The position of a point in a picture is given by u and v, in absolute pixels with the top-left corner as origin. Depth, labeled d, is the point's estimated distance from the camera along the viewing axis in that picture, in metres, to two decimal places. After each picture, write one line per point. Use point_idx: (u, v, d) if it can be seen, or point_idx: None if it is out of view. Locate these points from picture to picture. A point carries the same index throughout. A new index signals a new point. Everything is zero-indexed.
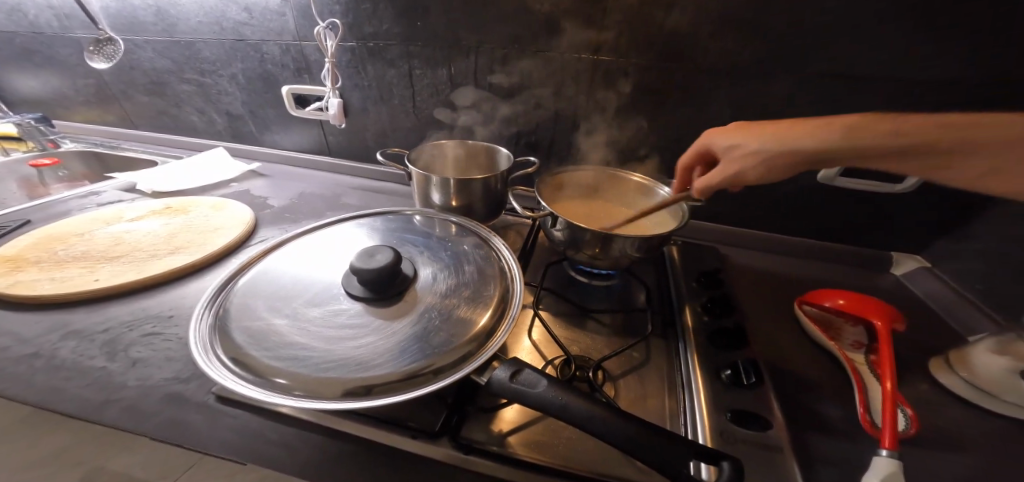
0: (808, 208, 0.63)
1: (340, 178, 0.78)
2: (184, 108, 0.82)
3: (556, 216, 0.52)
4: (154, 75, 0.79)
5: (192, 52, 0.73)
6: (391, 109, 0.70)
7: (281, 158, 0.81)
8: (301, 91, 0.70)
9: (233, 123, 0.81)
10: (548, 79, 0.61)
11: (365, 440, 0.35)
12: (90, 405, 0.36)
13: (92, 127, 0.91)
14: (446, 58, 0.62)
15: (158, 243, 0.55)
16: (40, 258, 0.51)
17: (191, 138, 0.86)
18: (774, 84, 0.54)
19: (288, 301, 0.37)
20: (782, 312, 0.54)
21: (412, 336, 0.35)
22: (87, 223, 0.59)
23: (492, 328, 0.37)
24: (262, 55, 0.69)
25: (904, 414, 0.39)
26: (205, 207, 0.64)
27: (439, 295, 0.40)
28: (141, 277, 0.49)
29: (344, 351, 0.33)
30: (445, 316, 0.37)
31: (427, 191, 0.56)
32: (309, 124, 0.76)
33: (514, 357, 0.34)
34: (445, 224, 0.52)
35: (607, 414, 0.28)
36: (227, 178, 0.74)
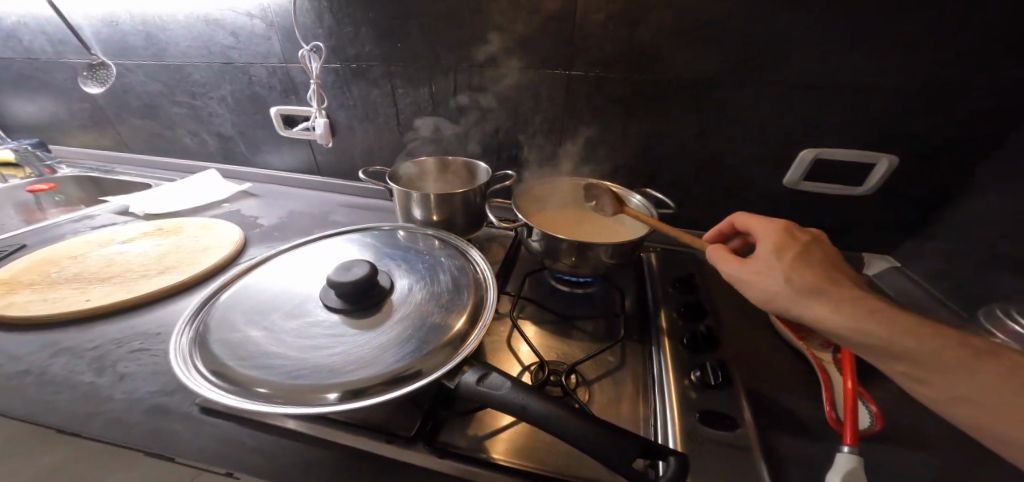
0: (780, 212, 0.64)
1: (329, 197, 0.80)
2: (176, 130, 0.84)
3: (532, 227, 0.54)
4: (146, 98, 0.81)
5: (183, 75, 0.75)
6: (376, 127, 0.72)
7: (272, 177, 0.83)
8: (289, 112, 0.73)
9: (224, 144, 0.83)
10: (524, 95, 0.63)
11: (343, 447, 0.36)
12: (76, 419, 0.38)
13: (88, 152, 0.94)
14: (425, 78, 0.65)
15: (148, 264, 0.57)
16: (33, 280, 0.53)
17: (184, 160, 0.88)
18: (739, 93, 0.56)
19: (268, 314, 0.39)
20: (756, 314, 0.56)
21: (385, 343, 0.36)
22: (79, 246, 0.61)
23: (465, 333, 0.39)
24: (249, 77, 0.71)
25: (869, 412, 0.40)
26: (196, 228, 0.65)
27: (414, 304, 0.42)
28: (131, 296, 0.51)
29: (319, 359, 0.34)
30: (419, 323, 0.39)
31: (409, 207, 0.58)
32: (298, 144, 0.79)
33: (483, 361, 0.35)
34: (425, 237, 0.54)
35: (565, 416, 0.29)
36: (218, 199, 0.76)
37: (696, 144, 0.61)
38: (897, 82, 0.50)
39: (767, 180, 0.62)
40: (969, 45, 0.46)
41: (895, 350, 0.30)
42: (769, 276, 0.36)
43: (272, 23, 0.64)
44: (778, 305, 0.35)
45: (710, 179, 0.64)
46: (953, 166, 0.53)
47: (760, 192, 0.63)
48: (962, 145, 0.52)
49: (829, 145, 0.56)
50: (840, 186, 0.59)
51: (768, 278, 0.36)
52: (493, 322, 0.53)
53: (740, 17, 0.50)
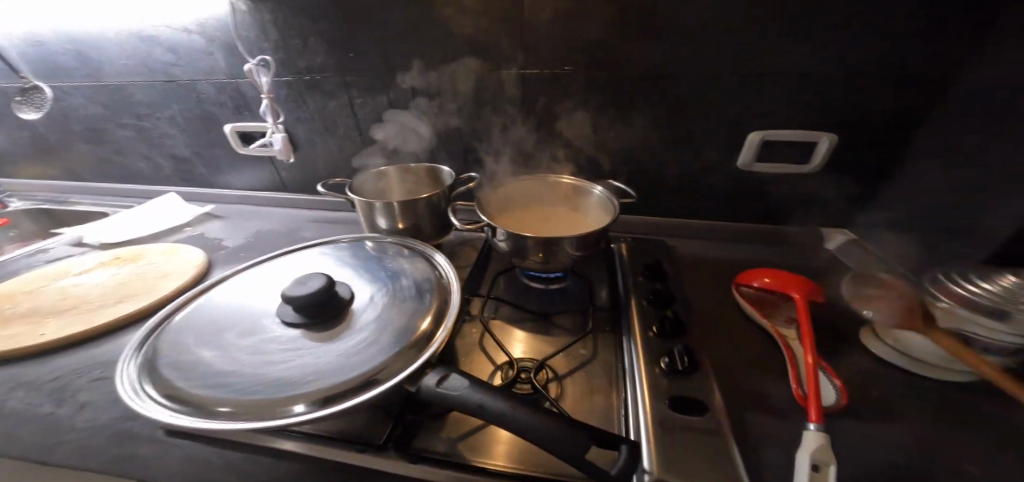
0: (742, 195, 0.66)
1: (296, 213, 0.78)
2: (128, 155, 0.81)
3: (496, 228, 0.53)
4: (92, 123, 0.78)
5: (126, 96, 0.72)
6: (336, 139, 0.71)
7: (235, 197, 0.81)
8: (245, 129, 0.71)
9: (181, 166, 0.81)
10: (481, 96, 0.63)
11: (313, 460, 0.35)
12: (39, 446, 0.36)
13: (38, 184, 0.90)
14: (380, 85, 0.64)
15: (106, 294, 0.55)
16: None
17: (141, 186, 0.85)
18: (689, 81, 0.56)
19: (223, 333, 0.38)
20: (725, 296, 0.57)
21: (345, 353, 0.36)
22: (31, 280, 0.58)
23: (428, 336, 0.38)
24: (198, 94, 0.69)
25: (833, 386, 0.38)
26: (157, 254, 0.63)
27: (376, 312, 0.41)
28: (89, 327, 0.49)
29: (275, 374, 0.33)
30: (380, 330, 0.38)
31: (373, 218, 0.57)
32: (258, 161, 0.77)
33: (447, 363, 0.35)
34: (388, 245, 0.53)
35: (524, 411, 0.29)
36: (179, 223, 0.74)
37: (654, 134, 0.62)
38: (834, 60, 0.51)
39: (726, 164, 0.63)
40: (895, 22, 0.47)
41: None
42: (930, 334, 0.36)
43: (214, 38, 0.62)
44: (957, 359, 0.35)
45: (671, 167, 0.65)
46: (896, 139, 0.55)
47: (720, 177, 0.64)
48: (901, 118, 0.53)
49: (780, 126, 0.57)
50: (787, 165, 0.61)
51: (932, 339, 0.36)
52: (463, 325, 0.53)
53: (680, 7, 0.51)
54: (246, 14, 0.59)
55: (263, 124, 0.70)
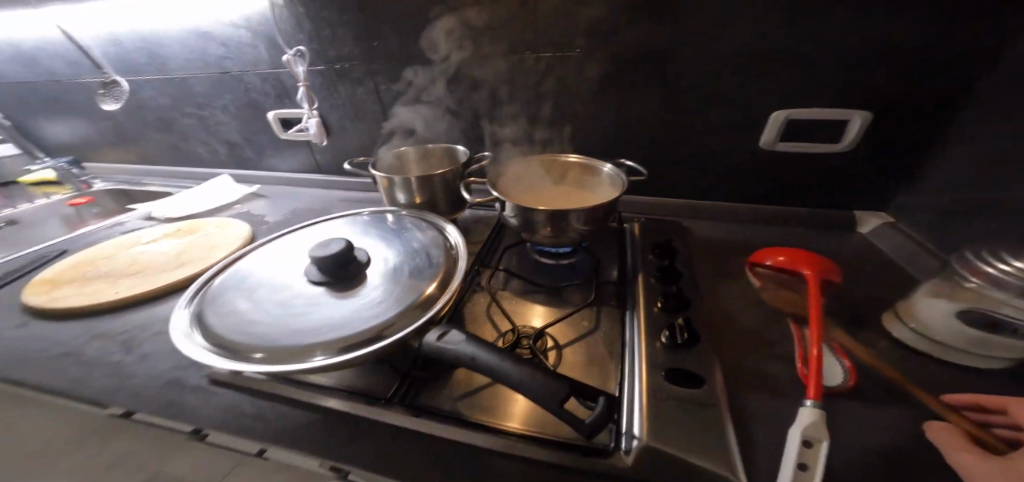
0: (765, 175, 0.63)
1: (328, 193, 0.85)
2: (190, 141, 0.92)
3: (506, 203, 0.55)
4: (161, 112, 0.89)
5: (187, 87, 0.82)
6: (363, 123, 0.76)
7: (276, 179, 0.89)
8: (286, 115, 0.78)
9: (232, 150, 0.90)
10: (495, 79, 0.65)
11: (327, 410, 0.39)
12: (108, 389, 0.44)
13: (119, 168, 1.04)
14: (401, 72, 0.68)
15: (170, 261, 0.63)
16: (74, 278, 0.60)
17: (200, 168, 0.96)
18: (703, 58, 0.55)
19: (258, 291, 0.43)
20: (738, 277, 0.55)
21: (357, 309, 0.39)
22: (112, 248, 0.68)
23: (431, 298, 0.41)
24: (245, 84, 0.77)
25: (842, 369, 0.37)
26: (210, 227, 0.72)
27: (388, 276, 0.44)
28: (152, 287, 0.57)
29: (297, 325, 0.38)
30: (390, 291, 0.42)
31: (393, 193, 0.62)
32: (296, 145, 0.84)
33: (448, 322, 0.38)
34: (405, 218, 0.57)
35: (508, 362, 0.31)
36: (229, 201, 0.83)
37: (669, 114, 0.61)
38: (866, 32, 0.48)
39: (747, 145, 0.60)
40: None
41: None
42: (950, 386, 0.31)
43: (257, 32, 0.69)
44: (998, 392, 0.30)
45: (688, 147, 0.63)
46: (939, 115, 0.50)
47: (739, 157, 0.62)
48: (950, 92, 0.48)
49: (805, 103, 0.54)
50: (813, 144, 0.57)
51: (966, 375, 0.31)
52: (471, 294, 0.56)
53: None
54: (284, 8, 0.65)
55: (299, 111, 0.76)
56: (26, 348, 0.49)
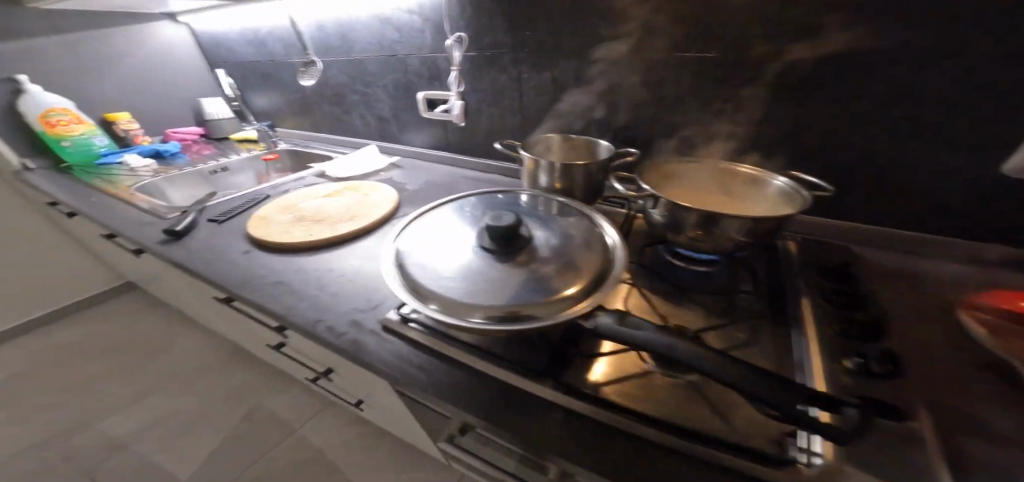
0: (977, 207, 0.51)
1: (459, 171, 0.91)
2: (349, 113, 1.06)
3: (657, 199, 0.54)
4: (332, 88, 1.04)
5: (359, 66, 0.94)
6: (501, 108, 0.80)
7: (415, 153, 0.99)
8: (433, 96, 0.85)
9: (381, 124, 1.02)
10: (647, 70, 0.63)
11: (470, 365, 0.42)
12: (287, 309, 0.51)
13: (291, 133, 1.24)
14: (550, 62, 0.70)
15: (335, 212, 0.71)
16: (276, 218, 0.67)
17: (352, 138, 1.11)
18: (920, 59, 0.47)
19: (436, 243, 0.49)
20: (935, 316, 0.46)
21: (520, 285, 0.41)
22: (299, 197, 0.76)
23: (588, 290, 0.41)
24: (406, 66, 0.86)
25: None
26: (367, 189, 0.80)
27: (547, 257, 0.46)
28: (340, 233, 0.63)
29: (470, 286, 0.41)
30: (549, 274, 0.43)
31: (536, 175, 0.64)
32: (435, 125, 0.92)
33: (618, 311, 0.37)
34: (555, 200, 0.58)
35: (706, 353, 0.29)
36: (375, 169, 0.94)
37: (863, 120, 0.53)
38: None
39: (960, 164, 0.50)
40: None
41: None
42: None
43: (428, 17, 0.76)
44: None
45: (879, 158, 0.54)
46: None
47: (941, 179, 0.51)
48: None
49: None
50: None
51: None
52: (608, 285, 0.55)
53: None
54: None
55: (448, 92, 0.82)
56: (233, 259, 0.59)
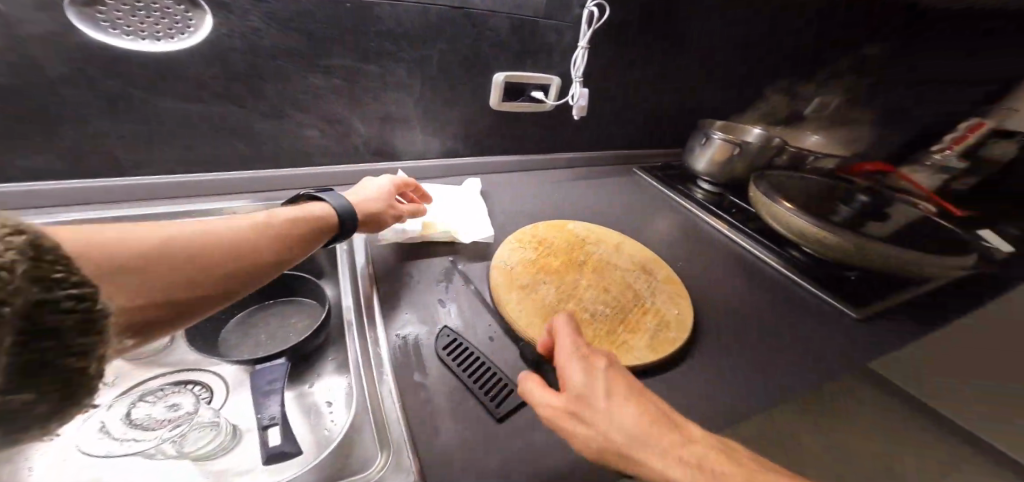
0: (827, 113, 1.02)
1: (549, 175, 0.77)
2: (295, 119, 0.51)
3: (817, 155, 0.77)
4: (265, 67, 0.46)
5: (354, 20, 0.47)
6: (597, 90, 0.72)
7: (474, 166, 0.70)
8: (520, 80, 0.62)
9: (387, 133, 0.59)
10: (709, 52, 0.78)
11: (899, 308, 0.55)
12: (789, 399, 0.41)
13: (25, 190, 0.42)
14: (655, 44, 0.71)
15: (605, 277, 0.50)
16: (583, 346, 0.41)
17: (300, 168, 0.56)
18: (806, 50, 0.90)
19: (841, 240, 0.53)
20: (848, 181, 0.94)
21: (920, 245, 0.56)
22: (520, 306, 0.45)
23: (932, 236, 0.59)
24: (478, 31, 0.55)
25: (943, 207, 0.83)
26: (558, 233, 0.57)
27: (888, 227, 0.60)
28: (677, 299, 0.49)
29: (926, 257, 0.52)
30: (905, 234, 0.59)
31: (727, 159, 0.72)
32: (500, 118, 0.67)
33: (948, 236, 0.59)
34: (796, 180, 0.68)
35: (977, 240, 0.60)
36: (478, 209, 0.60)
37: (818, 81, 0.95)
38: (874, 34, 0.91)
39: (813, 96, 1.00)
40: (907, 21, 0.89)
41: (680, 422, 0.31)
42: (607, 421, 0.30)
43: None
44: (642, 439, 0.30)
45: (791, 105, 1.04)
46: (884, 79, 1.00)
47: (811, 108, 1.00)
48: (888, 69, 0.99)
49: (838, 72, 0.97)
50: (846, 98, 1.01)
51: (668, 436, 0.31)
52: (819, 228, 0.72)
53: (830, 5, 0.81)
54: None
55: (553, 77, 0.64)
56: (675, 407, 0.38)
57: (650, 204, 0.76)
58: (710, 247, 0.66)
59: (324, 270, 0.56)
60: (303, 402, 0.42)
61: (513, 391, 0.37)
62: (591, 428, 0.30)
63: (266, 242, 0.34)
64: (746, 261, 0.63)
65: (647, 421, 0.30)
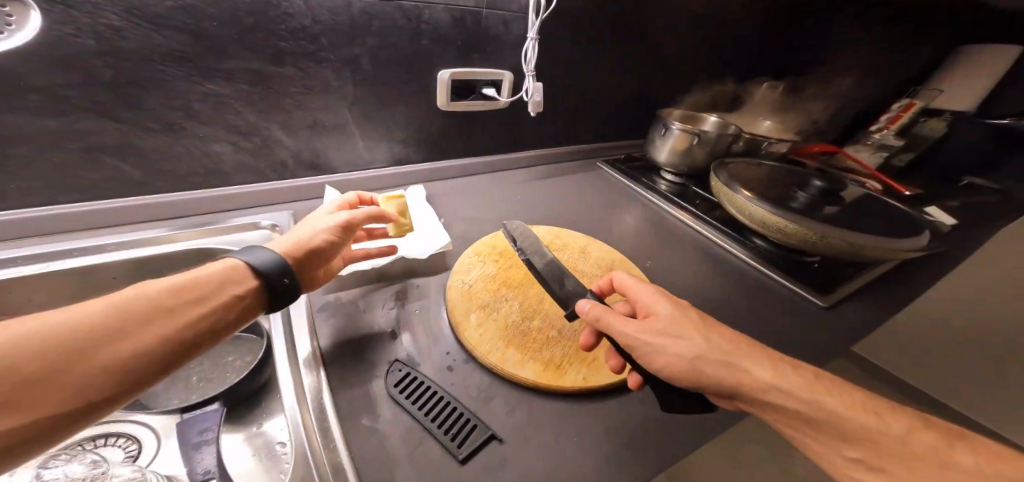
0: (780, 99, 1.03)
1: (511, 176, 0.73)
2: (198, 134, 0.43)
3: (772, 141, 0.77)
4: (142, 75, 0.38)
5: (255, 16, 0.40)
6: (551, 86, 0.68)
7: (430, 171, 0.65)
8: (467, 77, 0.57)
9: (319, 142, 0.52)
10: (666, 40, 0.76)
11: (856, 291, 0.56)
12: None
13: None
14: (608, 34, 0.67)
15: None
16: (551, 368, 0.37)
17: (219, 189, 0.48)
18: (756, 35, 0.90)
19: (805, 227, 0.53)
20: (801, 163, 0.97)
21: (876, 227, 0.56)
22: (479, 329, 0.40)
23: (885, 217, 0.60)
24: (414, 25, 0.49)
25: (886, 185, 0.87)
26: None
27: (844, 210, 0.61)
28: None
29: (884, 239, 0.52)
30: (860, 217, 0.59)
31: (687, 149, 0.71)
32: (451, 119, 0.62)
33: (900, 215, 0.61)
34: (755, 167, 0.68)
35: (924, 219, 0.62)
36: (432, 220, 0.54)
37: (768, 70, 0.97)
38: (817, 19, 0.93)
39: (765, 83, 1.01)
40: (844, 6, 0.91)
41: (726, 361, 0.30)
42: (679, 332, 0.32)
43: None
44: (699, 366, 0.30)
45: None
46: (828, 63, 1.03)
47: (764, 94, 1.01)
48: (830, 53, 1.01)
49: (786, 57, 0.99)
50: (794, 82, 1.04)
51: (709, 374, 0.30)
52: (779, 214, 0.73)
53: None
54: None
55: (504, 72, 0.59)
56: (648, 426, 0.35)
57: (618, 200, 0.74)
58: (678, 241, 0.65)
59: None
60: (253, 443, 0.36)
61: (476, 426, 0.33)
62: (680, 342, 0.31)
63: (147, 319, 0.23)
64: (713, 253, 0.63)
65: (733, 343, 0.32)
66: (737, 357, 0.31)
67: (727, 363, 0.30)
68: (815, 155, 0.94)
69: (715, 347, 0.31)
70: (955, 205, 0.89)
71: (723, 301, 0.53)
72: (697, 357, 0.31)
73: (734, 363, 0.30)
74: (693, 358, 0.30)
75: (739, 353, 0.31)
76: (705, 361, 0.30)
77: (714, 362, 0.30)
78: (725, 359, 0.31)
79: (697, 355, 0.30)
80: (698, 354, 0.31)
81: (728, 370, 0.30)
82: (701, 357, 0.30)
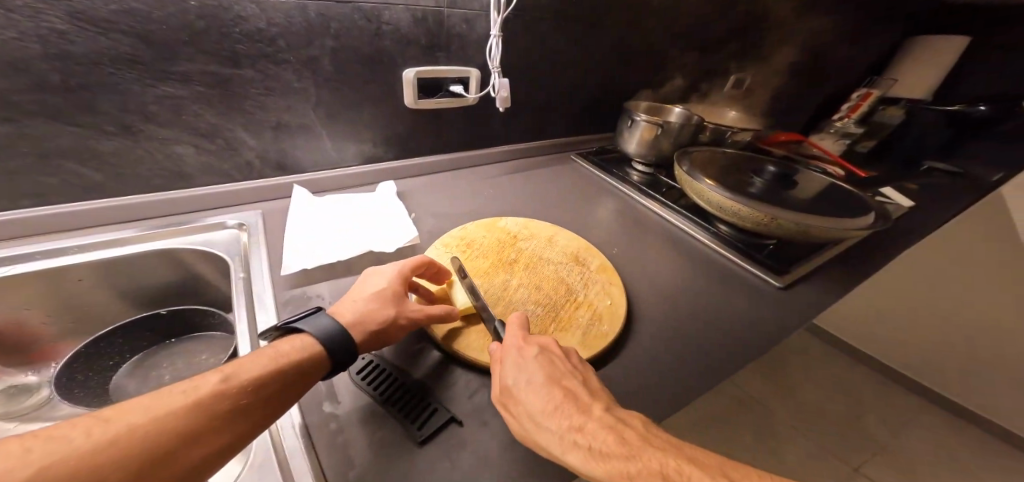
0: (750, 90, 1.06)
1: (483, 172, 0.74)
2: (155, 136, 0.44)
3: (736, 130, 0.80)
4: (95, 79, 0.38)
5: (207, 17, 0.40)
6: (520, 82, 0.70)
7: (403, 168, 0.66)
8: (434, 75, 0.58)
9: (285, 142, 0.53)
10: (632, 35, 0.78)
11: (812, 271, 0.59)
12: (717, 373, 0.42)
13: None
14: (573, 31, 0.69)
15: (537, 273, 0.49)
16: None
17: (182, 190, 0.49)
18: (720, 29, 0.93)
19: (760, 211, 0.55)
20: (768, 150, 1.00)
21: (832, 211, 0.59)
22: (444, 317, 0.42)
23: (841, 201, 0.63)
24: (376, 25, 0.50)
25: (848, 170, 0.91)
26: (487, 231, 0.55)
27: (801, 196, 0.64)
28: (608, 286, 0.48)
29: (838, 223, 0.55)
30: (818, 201, 0.62)
31: (652, 140, 0.73)
32: (420, 116, 0.63)
33: (856, 198, 0.64)
34: (717, 155, 0.70)
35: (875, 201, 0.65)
36: (401, 215, 0.56)
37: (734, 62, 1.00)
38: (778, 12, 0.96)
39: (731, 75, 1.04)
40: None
41: (539, 436, 0.30)
42: (515, 400, 0.32)
43: None
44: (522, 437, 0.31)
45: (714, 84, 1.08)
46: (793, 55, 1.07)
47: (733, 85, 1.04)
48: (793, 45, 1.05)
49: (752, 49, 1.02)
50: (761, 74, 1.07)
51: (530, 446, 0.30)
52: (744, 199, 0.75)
53: None
54: None
55: (470, 70, 0.61)
56: None
57: (589, 192, 0.76)
58: (645, 229, 0.67)
59: (226, 302, 0.49)
60: None
61: (437, 409, 0.34)
62: (512, 410, 0.32)
63: (203, 424, 0.22)
64: (678, 240, 0.65)
65: (566, 413, 0.30)
66: (551, 435, 0.29)
67: (543, 429, 0.30)
68: (781, 143, 0.97)
69: (536, 423, 0.30)
70: (914, 188, 0.93)
71: (684, 286, 0.55)
72: (519, 428, 0.31)
73: (548, 437, 0.29)
74: (516, 428, 0.31)
75: (561, 431, 0.29)
76: (522, 432, 0.31)
77: (529, 436, 0.30)
78: (538, 434, 0.30)
79: (516, 428, 0.31)
80: (518, 425, 0.31)
81: (541, 446, 0.29)
82: (522, 429, 0.31)
